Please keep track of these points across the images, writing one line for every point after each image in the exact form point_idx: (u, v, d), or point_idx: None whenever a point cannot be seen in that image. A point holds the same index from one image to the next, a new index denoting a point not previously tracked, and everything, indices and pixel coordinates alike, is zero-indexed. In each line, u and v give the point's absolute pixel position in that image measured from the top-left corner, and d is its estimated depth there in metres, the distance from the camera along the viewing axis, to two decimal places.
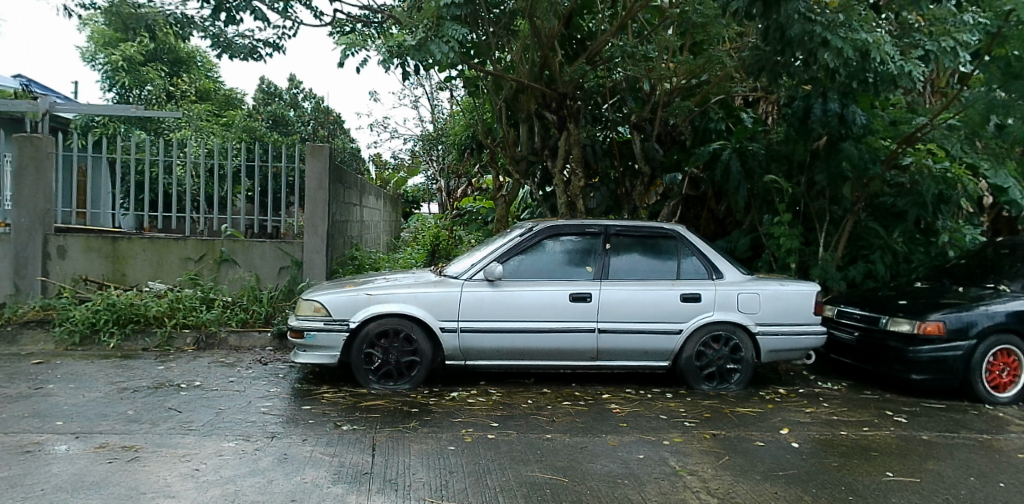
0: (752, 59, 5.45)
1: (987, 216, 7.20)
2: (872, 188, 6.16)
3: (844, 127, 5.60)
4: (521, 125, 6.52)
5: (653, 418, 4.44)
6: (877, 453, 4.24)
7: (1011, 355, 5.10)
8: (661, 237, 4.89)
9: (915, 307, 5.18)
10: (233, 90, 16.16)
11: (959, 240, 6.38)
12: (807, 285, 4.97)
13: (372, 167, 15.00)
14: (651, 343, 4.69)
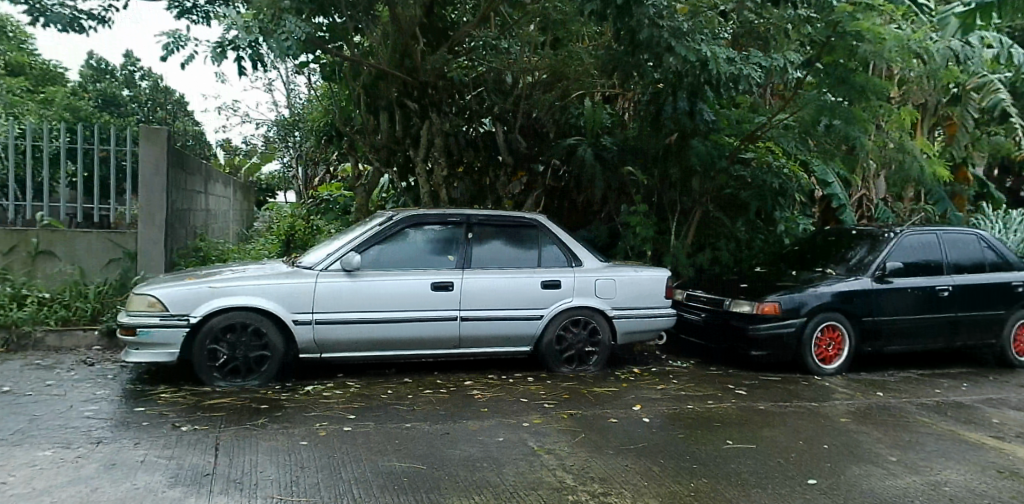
0: (607, 59, 5.68)
1: (818, 207, 8.00)
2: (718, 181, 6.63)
3: (694, 124, 5.98)
4: (382, 113, 6.42)
5: (514, 402, 4.53)
6: (718, 423, 4.61)
7: (837, 331, 5.59)
8: (523, 226, 5.00)
9: (755, 289, 5.63)
10: (54, 64, 14.50)
11: (793, 229, 7.01)
12: (659, 271, 5.28)
13: (221, 154, 13.99)
14: (512, 329, 4.79)
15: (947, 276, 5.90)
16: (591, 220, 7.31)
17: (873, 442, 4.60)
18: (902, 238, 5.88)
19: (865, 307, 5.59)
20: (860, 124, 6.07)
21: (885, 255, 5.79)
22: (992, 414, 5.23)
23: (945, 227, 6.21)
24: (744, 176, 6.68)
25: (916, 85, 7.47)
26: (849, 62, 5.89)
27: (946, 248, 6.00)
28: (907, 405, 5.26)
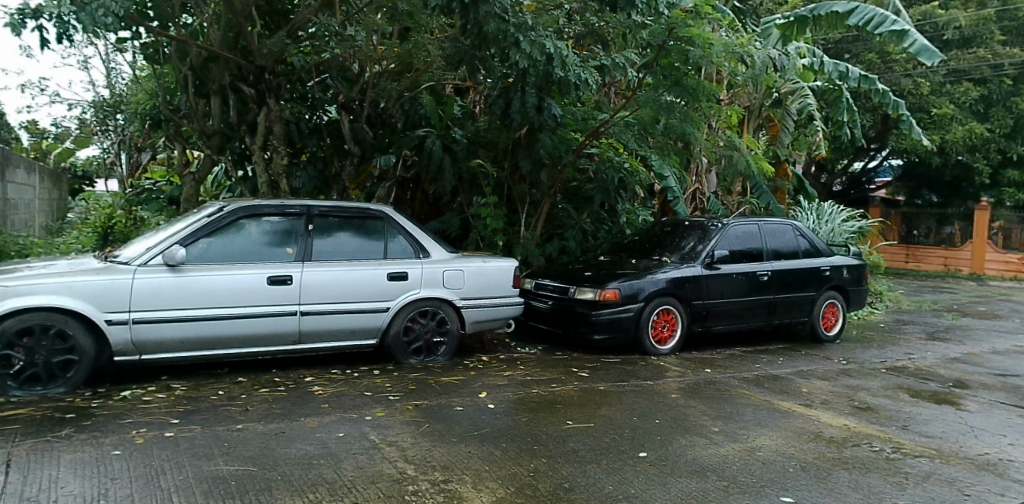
0: (453, 51, 5.69)
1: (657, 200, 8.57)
2: (565, 174, 6.91)
3: (541, 118, 6.15)
4: (214, 97, 6.09)
5: (357, 396, 4.47)
6: (561, 406, 4.83)
7: (671, 314, 6.01)
8: (368, 217, 4.95)
9: (598, 277, 5.92)
10: None
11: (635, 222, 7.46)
12: (506, 261, 5.43)
13: (24, 136, 12.40)
14: (356, 321, 4.72)
15: (765, 262, 6.51)
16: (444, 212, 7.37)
17: (698, 415, 5.05)
18: (727, 228, 6.41)
19: (695, 291, 6.05)
20: (694, 122, 6.55)
21: (713, 243, 6.29)
22: (800, 384, 5.89)
23: (765, 218, 6.84)
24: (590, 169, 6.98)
25: (743, 90, 8.19)
26: (683, 66, 6.29)
27: (764, 237, 6.60)
28: (730, 379, 5.79)
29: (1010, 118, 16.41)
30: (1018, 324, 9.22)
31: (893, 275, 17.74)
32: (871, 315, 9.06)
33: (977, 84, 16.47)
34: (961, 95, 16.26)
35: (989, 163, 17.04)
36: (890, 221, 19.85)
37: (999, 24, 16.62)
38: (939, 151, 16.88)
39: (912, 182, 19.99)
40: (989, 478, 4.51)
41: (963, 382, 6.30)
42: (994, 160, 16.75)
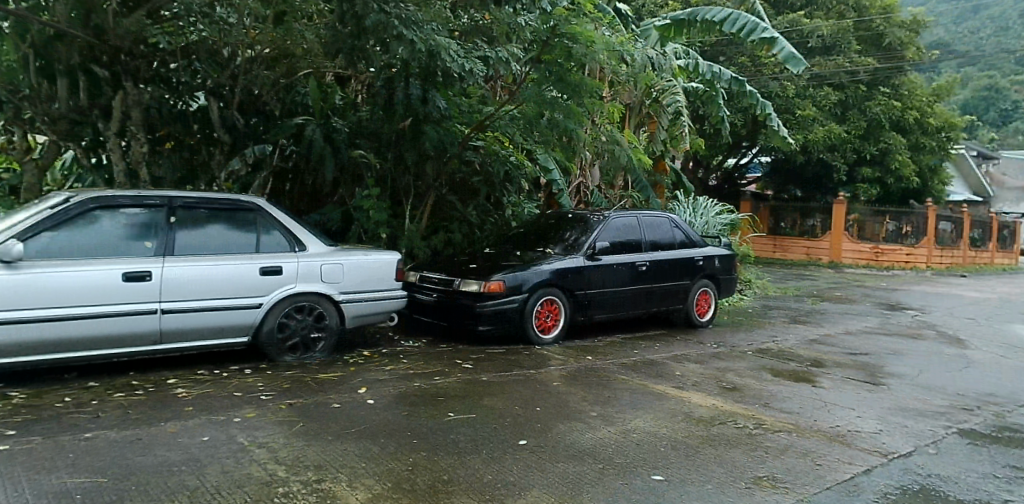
0: (331, 39, 5.56)
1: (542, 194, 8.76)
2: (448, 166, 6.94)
3: (426, 110, 6.14)
4: (61, 79, 5.73)
5: (226, 398, 4.28)
6: (443, 398, 4.86)
7: (554, 304, 6.16)
8: (238, 209, 4.75)
9: (482, 269, 5.96)
10: None
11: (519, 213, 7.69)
12: (389, 254, 5.36)
13: None
14: (225, 319, 4.52)
15: (644, 253, 6.80)
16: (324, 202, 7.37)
17: (578, 401, 5.24)
18: (609, 220, 6.64)
19: (578, 281, 6.22)
20: (575, 118, 6.76)
21: (595, 235, 6.49)
22: (674, 367, 6.21)
23: (644, 211, 7.14)
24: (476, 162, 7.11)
25: (624, 86, 8.48)
26: (565, 62, 6.43)
27: (643, 229, 6.89)
28: (609, 365, 6.01)
29: (864, 121, 18.19)
30: (866, 307, 10.21)
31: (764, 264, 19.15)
32: (741, 302, 9.72)
33: (836, 89, 18.11)
34: (823, 97, 17.74)
35: (846, 161, 18.75)
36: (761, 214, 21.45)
37: (855, 35, 18.31)
38: (804, 150, 18.38)
39: (779, 178, 21.55)
40: (838, 448, 5.06)
41: (819, 361, 6.89)
42: (850, 158, 18.45)
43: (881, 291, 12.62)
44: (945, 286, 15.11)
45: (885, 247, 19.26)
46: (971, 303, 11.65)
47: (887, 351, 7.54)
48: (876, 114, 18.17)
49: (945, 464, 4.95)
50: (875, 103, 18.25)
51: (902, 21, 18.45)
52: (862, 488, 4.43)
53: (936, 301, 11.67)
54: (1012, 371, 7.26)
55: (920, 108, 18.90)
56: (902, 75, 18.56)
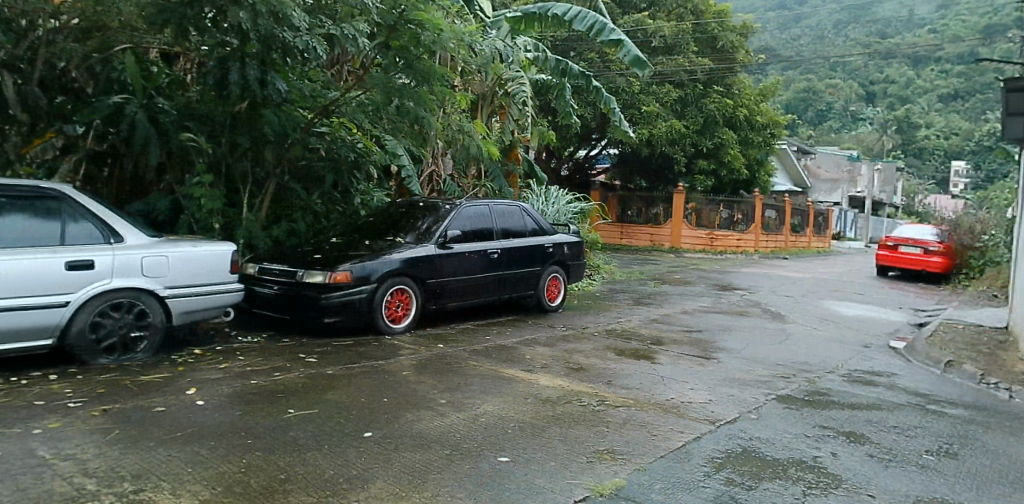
0: (154, 8, 5.31)
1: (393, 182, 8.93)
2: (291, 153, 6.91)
3: (264, 91, 5.98)
4: None
5: (26, 408, 3.85)
6: (283, 394, 4.68)
7: (405, 293, 6.10)
8: (39, 197, 4.33)
9: (328, 259, 5.77)
10: None
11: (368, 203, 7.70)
12: (219, 246, 5.13)
13: None
14: (23, 320, 4.06)
15: (496, 241, 6.91)
16: (149, 191, 7.04)
17: (428, 389, 5.25)
18: (460, 208, 6.67)
19: (429, 271, 6.19)
20: (426, 105, 6.81)
21: (446, 224, 6.49)
22: (525, 352, 6.37)
23: (496, 199, 7.24)
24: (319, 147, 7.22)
25: (474, 78, 8.67)
26: (416, 50, 6.33)
27: (495, 217, 6.99)
28: (461, 352, 6.07)
29: (699, 117, 19.95)
30: (701, 288, 11.07)
31: (618, 251, 20.29)
32: (591, 286, 10.18)
33: (677, 87, 19.74)
34: (664, 95, 19.46)
35: (685, 154, 20.47)
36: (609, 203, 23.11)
37: (692, 37, 20.04)
38: (647, 144, 19.79)
39: (625, 169, 22.87)
40: (672, 418, 5.45)
41: (659, 339, 7.37)
42: (688, 152, 20.16)
43: (714, 274, 13.80)
44: (772, 268, 16.80)
45: (717, 234, 21.63)
46: (790, 282, 13.01)
47: (718, 327, 8.22)
48: (710, 110, 19.87)
49: (764, 427, 5.50)
50: (709, 101, 19.90)
51: (732, 26, 20.55)
52: (692, 454, 4.82)
53: (761, 281, 12.92)
54: (820, 341, 8.19)
55: (748, 106, 20.78)
56: (734, 74, 20.42)
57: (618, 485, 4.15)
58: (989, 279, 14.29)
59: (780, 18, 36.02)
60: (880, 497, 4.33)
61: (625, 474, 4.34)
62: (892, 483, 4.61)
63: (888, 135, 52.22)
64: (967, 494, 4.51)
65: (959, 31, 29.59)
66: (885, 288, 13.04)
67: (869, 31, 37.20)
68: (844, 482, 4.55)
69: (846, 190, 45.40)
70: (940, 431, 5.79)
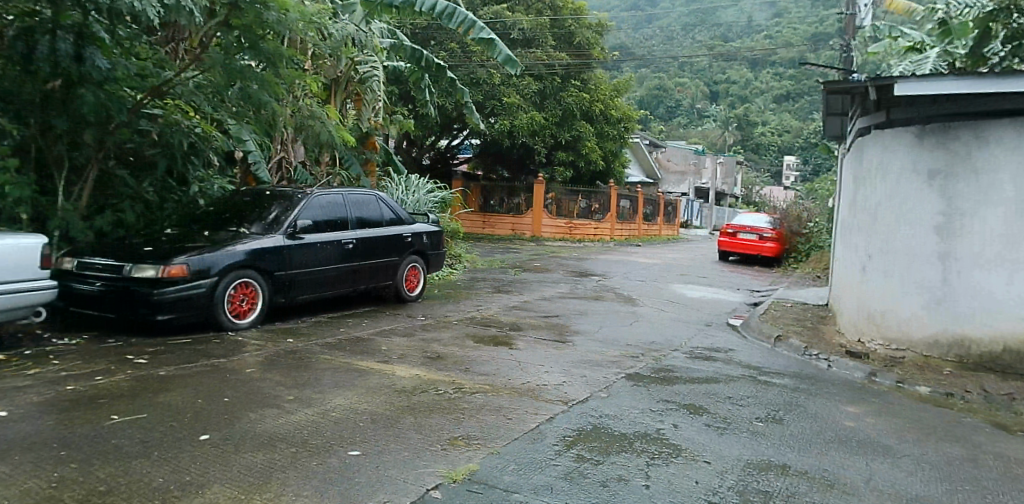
0: None
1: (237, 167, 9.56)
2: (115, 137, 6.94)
3: (84, 67, 6.20)
4: None
5: None
6: (106, 399, 4.35)
7: (250, 287, 5.93)
8: None
9: (161, 253, 5.47)
10: None
11: (206, 190, 8.15)
12: (25, 240, 4.79)
13: None
14: None
15: (350, 230, 6.90)
16: None
17: (274, 386, 5.07)
18: (311, 197, 6.60)
19: (276, 262, 6.06)
20: (271, 89, 6.92)
21: (296, 214, 6.41)
22: (381, 343, 6.35)
23: (352, 189, 7.22)
24: (152, 132, 7.52)
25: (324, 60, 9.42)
26: (258, 32, 6.34)
27: (349, 205, 6.98)
28: (310, 346, 5.98)
29: (559, 109, 21.90)
30: (560, 274, 11.56)
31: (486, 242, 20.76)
32: (452, 275, 10.25)
33: (536, 79, 21.58)
34: (524, 87, 21.21)
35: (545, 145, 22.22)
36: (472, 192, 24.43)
37: (551, 31, 21.73)
38: (510, 135, 21.35)
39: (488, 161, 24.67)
40: (527, 401, 5.59)
41: (517, 325, 7.57)
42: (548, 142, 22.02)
43: (572, 260, 14.49)
44: (630, 254, 17.84)
45: (575, 222, 24.22)
46: (643, 268, 13.87)
47: (574, 312, 8.58)
48: (568, 104, 21.87)
49: (613, 404, 5.78)
50: (567, 94, 21.92)
51: (589, 23, 22.42)
52: (544, 434, 4.97)
53: (617, 267, 13.68)
54: (667, 321, 8.78)
55: (603, 101, 23.05)
56: (590, 71, 22.53)
57: (471, 470, 4.20)
58: (813, 262, 15.99)
59: (632, 19, 38.78)
60: (715, 463, 4.72)
61: (479, 459, 4.39)
62: (725, 448, 5.06)
63: (731, 131, 57.51)
64: (788, 455, 5.02)
65: (786, 40, 33.19)
66: (724, 271, 14.28)
67: (713, 34, 41.19)
68: (683, 451, 4.90)
69: (693, 181, 50.65)
70: (769, 399, 6.39)
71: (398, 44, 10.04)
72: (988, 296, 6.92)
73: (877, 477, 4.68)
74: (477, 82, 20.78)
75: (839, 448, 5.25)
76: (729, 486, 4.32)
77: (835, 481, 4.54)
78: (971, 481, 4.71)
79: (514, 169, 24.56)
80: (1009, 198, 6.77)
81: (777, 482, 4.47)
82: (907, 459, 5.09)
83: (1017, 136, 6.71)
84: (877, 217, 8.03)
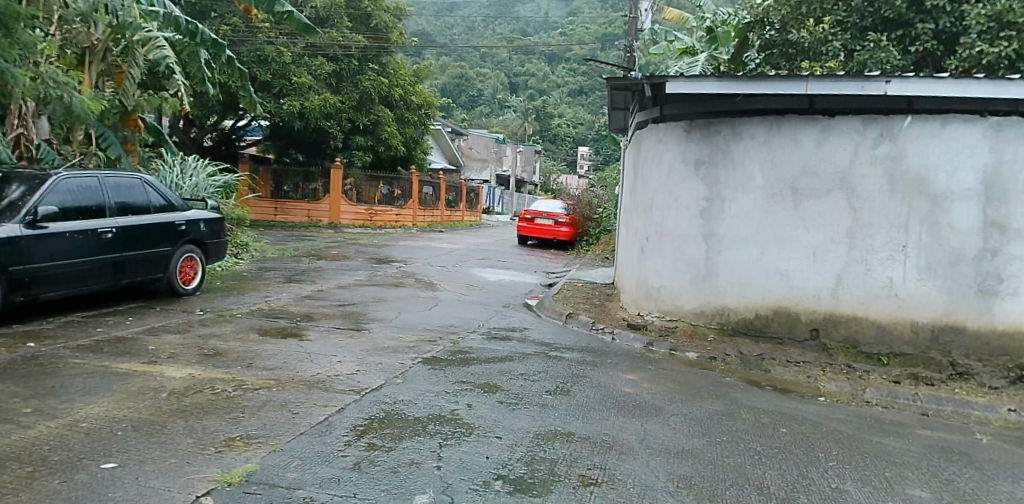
0: None
1: None
2: None
3: None
4: None
5: None
6: None
7: None
8: None
9: None
10: None
11: None
12: None
13: None
14: None
15: (108, 218, 6.77)
16: None
17: (7, 400, 4.49)
18: (59, 181, 6.33)
19: (10, 255, 5.65)
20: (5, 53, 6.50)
21: (39, 198, 6.07)
22: (148, 343, 5.99)
23: (112, 172, 7.09)
24: None
25: (73, 22, 9.19)
26: None
27: (107, 190, 6.85)
28: (59, 351, 5.51)
29: (355, 93, 22.38)
30: (358, 262, 11.65)
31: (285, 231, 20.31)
32: (237, 266, 10.46)
33: (330, 61, 22.04)
34: (317, 68, 21.58)
35: (341, 129, 22.60)
36: (262, 177, 23.81)
37: (344, 13, 22.60)
38: (303, 116, 21.37)
39: (279, 142, 23.99)
40: (316, 393, 5.40)
41: (309, 315, 7.54)
42: (344, 127, 22.34)
43: (373, 247, 14.59)
44: (434, 240, 18.27)
45: (376, 208, 24.55)
46: (444, 253, 14.23)
47: (371, 299, 8.67)
48: (366, 87, 22.36)
49: (408, 389, 5.79)
50: (365, 77, 22.44)
51: (387, 8, 23.51)
52: (333, 426, 4.82)
53: (417, 253, 13.90)
54: (464, 304, 9.08)
55: (403, 86, 23.92)
56: (388, 55, 23.30)
57: (249, 470, 3.96)
58: (602, 244, 17.50)
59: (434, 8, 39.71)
60: (505, 437, 4.94)
61: (258, 458, 4.16)
62: (516, 423, 5.29)
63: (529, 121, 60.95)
64: (573, 423, 5.41)
65: (580, 37, 35.33)
66: (522, 254, 15.24)
67: (512, 28, 43.66)
68: (475, 429, 5.06)
69: (494, 169, 53.64)
70: (557, 373, 6.81)
71: (170, 14, 10.08)
72: (743, 271, 7.92)
73: (650, 436, 5.21)
74: (265, 59, 20.73)
75: (618, 412, 5.76)
76: (517, 458, 4.55)
77: (613, 443, 4.98)
78: (726, 433, 5.42)
79: (308, 153, 24.37)
80: (759, 186, 7.79)
81: (562, 450, 4.79)
82: (675, 417, 5.73)
83: (765, 132, 7.73)
84: (653, 201, 8.88)
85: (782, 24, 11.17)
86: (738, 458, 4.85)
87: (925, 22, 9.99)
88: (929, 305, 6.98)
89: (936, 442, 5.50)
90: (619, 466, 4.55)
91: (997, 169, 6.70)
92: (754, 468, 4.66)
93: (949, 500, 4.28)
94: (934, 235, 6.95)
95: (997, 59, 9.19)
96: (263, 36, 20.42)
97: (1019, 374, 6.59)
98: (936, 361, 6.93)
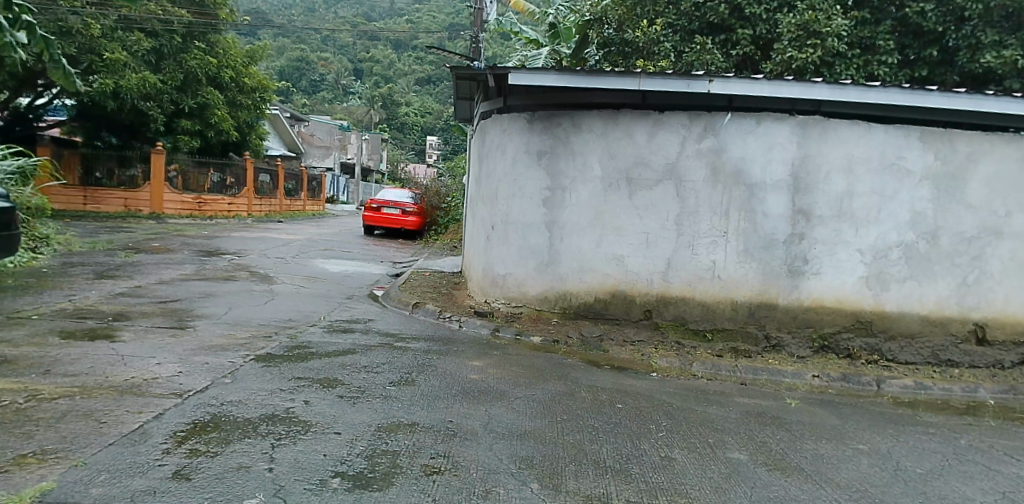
0: None
1: None
2: None
3: None
4: None
5: None
6: None
7: None
8: None
9: None
10: None
11: None
12: None
13: None
14: None
15: None
16: None
17: None
18: None
19: None
20: None
21: None
22: None
23: None
24: None
25: None
26: None
27: None
28: None
29: (178, 72, 20.94)
30: (184, 255, 10.83)
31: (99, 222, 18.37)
32: (34, 262, 9.30)
33: (148, 36, 20.42)
34: (132, 43, 19.77)
35: (163, 112, 21.07)
36: (65, 162, 20.94)
37: None
38: (116, 95, 19.50)
39: (89, 123, 21.62)
40: (129, 400, 4.95)
41: (123, 314, 6.94)
42: (167, 107, 20.90)
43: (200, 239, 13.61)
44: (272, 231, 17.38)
45: (205, 197, 23.33)
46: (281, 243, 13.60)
47: (199, 295, 8.10)
48: (191, 67, 21.11)
49: (236, 389, 5.46)
50: (189, 56, 21.13)
51: None
52: (150, 434, 4.45)
53: (252, 244, 13.15)
54: (304, 297, 8.77)
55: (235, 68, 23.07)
56: (215, 34, 22.24)
57: (42, 490, 3.58)
58: (450, 234, 17.63)
59: None
60: (345, 433, 4.84)
61: (55, 475, 3.77)
62: (355, 417, 5.20)
63: (377, 108, 59.52)
64: (417, 413, 5.41)
65: (424, 26, 34.58)
66: (368, 244, 14.92)
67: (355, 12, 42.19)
68: (312, 426, 4.91)
69: (338, 155, 51.95)
70: (401, 363, 6.78)
71: None
72: (583, 257, 8.34)
73: (494, 420, 5.35)
74: (68, 32, 18.45)
75: (463, 399, 5.86)
76: (357, 453, 4.49)
77: (457, 430, 5.06)
78: (567, 412, 5.71)
79: (123, 136, 22.38)
80: (598, 176, 8.23)
81: (404, 441, 4.78)
82: (518, 400, 5.94)
83: (602, 124, 8.16)
84: (497, 190, 9.01)
85: (618, 24, 12.04)
86: (576, 435, 5.13)
87: (744, 28, 10.97)
88: (746, 284, 7.78)
89: (752, 408, 6.16)
90: (463, 453, 4.64)
91: (801, 163, 7.59)
92: (591, 444, 4.95)
93: (762, 460, 4.83)
94: (752, 221, 7.75)
95: (805, 64, 10.30)
96: (65, 5, 18.24)
97: (821, 343, 7.60)
98: (753, 335, 7.76)
